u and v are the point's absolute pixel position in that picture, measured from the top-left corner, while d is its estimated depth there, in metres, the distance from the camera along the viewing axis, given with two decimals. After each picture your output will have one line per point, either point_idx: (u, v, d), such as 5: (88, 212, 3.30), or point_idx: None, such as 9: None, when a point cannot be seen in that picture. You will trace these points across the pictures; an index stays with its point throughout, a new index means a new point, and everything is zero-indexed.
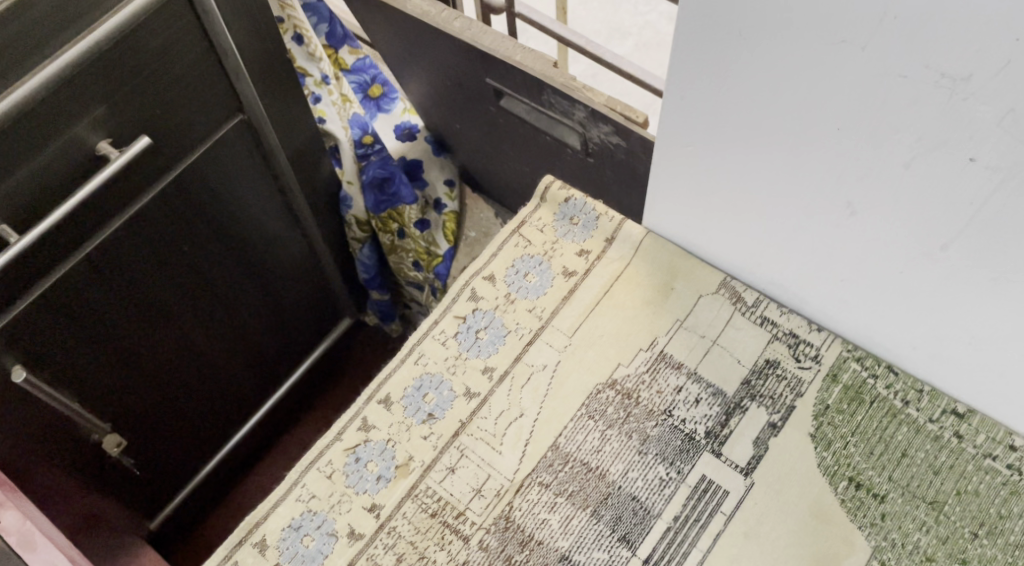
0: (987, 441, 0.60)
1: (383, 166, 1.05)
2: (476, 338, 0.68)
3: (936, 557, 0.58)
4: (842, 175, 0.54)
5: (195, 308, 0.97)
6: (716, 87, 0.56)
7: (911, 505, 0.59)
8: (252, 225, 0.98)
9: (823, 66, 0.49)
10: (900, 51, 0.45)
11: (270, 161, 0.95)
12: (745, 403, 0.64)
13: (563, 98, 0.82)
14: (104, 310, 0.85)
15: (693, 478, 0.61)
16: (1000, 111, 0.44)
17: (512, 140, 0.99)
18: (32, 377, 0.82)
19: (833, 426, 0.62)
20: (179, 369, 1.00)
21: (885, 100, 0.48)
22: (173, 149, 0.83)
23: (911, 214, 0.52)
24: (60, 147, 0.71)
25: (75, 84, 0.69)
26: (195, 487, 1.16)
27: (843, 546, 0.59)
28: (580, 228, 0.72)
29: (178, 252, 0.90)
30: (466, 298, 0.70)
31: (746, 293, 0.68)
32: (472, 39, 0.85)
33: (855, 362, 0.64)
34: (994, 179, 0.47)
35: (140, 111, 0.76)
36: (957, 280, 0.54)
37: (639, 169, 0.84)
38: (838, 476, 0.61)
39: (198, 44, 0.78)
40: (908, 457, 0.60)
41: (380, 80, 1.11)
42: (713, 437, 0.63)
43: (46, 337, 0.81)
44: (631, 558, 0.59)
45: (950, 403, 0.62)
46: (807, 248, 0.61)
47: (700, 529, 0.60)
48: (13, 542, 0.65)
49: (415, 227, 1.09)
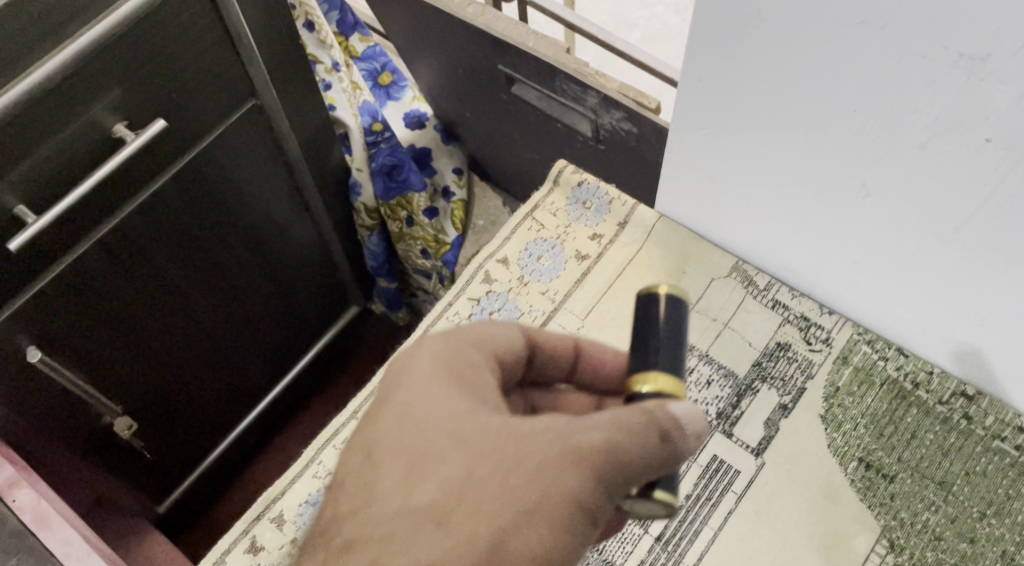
0: (996, 423, 0.61)
1: (393, 152, 1.06)
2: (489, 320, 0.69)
3: (945, 537, 0.58)
4: (857, 157, 0.55)
5: (207, 293, 0.97)
6: (732, 70, 0.56)
7: (920, 485, 0.60)
8: (264, 213, 0.99)
9: (841, 49, 0.50)
10: (916, 32, 0.46)
11: (282, 149, 0.96)
12: (756, 385, 0.65)
13: (575, 84, 0.83)
14: (118, 292, 0.86)
15: (704, 458, 0.63)
16: (1015, 90, 0.45)
17: (522, 127, 0.99)
18: (49, 358, 0.82)
19: (843, 407, 0.63)
20: (192, 354, 1.01)
21: (902, 81, 0.48)
22: (188, 133, 0.83)
23: (926, 196, 0.53)
24: (76, 131, 0.72)
25: (93, 67, 0.70)
26: (202, 471, 1.17)
27: (852, 525, 0.59)
28: (593, 212, 0.73)
29: (193, 238, 0.91)
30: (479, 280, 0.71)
31: (757, 277, 0.69)
32: (486, 26, 0.85)
33: (866, 345, 0.65)
34: (1009, 159, 0.48)
35: (156, 95, 0.77)
36: (969, 261, 0.54)
37: (649, 156, 0.85)
38: (848, 457, 0.62)
39: (213, 28, 0.78)
40: (918, 438, 0.61)
41: (390, 68, 1.11)
42: (724, 418, 0.64)
43: (61, 317, 0.82)
44: (643, 534, 0.61)
45: (960, 386, 0.63)
46: (819, 232, 0.62)
47: (712, 507, 0.61)
48: (28, 521, 0.66)
49: (424, 215, 1.11)
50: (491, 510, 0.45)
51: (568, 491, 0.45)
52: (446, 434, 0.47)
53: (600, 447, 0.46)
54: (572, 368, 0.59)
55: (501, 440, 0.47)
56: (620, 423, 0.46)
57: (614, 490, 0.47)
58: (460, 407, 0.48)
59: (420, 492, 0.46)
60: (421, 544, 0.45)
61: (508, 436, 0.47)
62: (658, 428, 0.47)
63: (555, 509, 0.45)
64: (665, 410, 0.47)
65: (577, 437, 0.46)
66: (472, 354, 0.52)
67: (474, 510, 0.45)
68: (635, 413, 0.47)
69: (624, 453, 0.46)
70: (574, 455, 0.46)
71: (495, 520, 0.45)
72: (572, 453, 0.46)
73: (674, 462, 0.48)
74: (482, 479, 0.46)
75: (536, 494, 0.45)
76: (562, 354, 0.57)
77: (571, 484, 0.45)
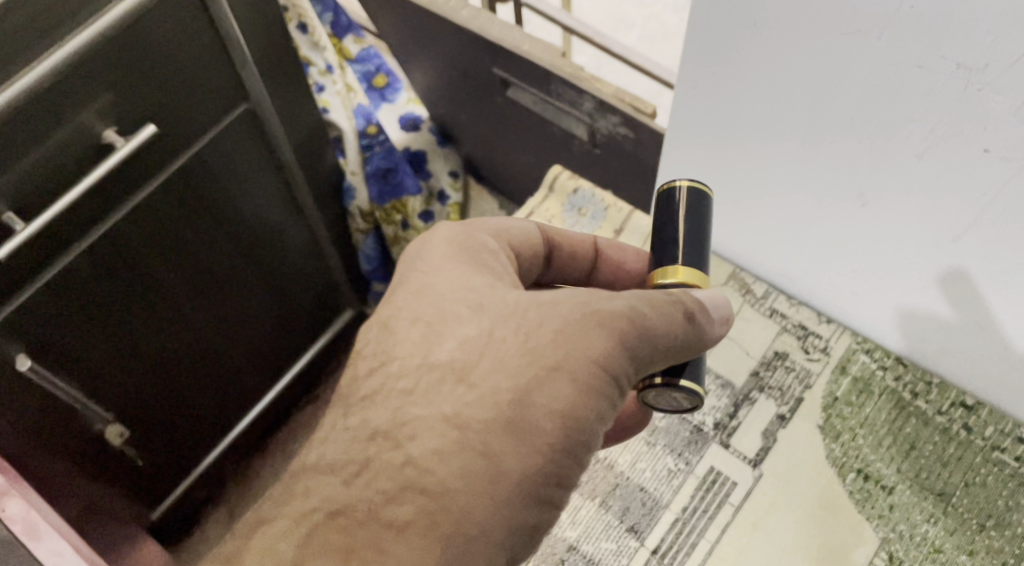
0: (996, 433, 0.61)
1: (387, 156, 1.10)
2: None
3: (944, 549, 0.58)
4: (855, 165, 0.54)
5: (200, 299, 0.96)
6: (729, 77, 0.56)
7: (919, 496, 0.59)
8: (259, 219, 0.98)
9: (839, 57, 0.49)
10: (913, 41, 0.46)
11: (277, 155, 0.95)
12: (754, 395, 0.65)
13: (571, 89, 0.82)
14: (109, 299, 0.85)
15: (701, 470, 0.63)
16: (1015, 101, 0.44)
17: (517, 130, 0.98)
18: (38, 366, 0.81)
19: (841, 417, 0.63)
20: (185, 361, 1.00)
21: (900, 91, 0.48)
22: (180, 138, 0.82)
23: (924, 206, 0.52)
24: (65, 137, 0.71)
25: (83, 72, 0.69)
26: (196, 477, 1.16)
27: (851, 537, 0.59)
28: (588, 219, 0.72)
29: (185, 244, 0.90)
30: None
31: (754, 285, 0.70)
32: (481, 29, 0.84)
33: (864, 354, 0.65)
34: (1007, 170, 0.47)
35: (147, 100, 0.76)
36: (968, 271, 0.54)
37: (645, 160, 0.84)
38: (846, 467, 0.61)
39: (205, 33, 0.77)
40: (917, 448, 0.61)
41: (385, 70, 1.12)
42: (721, 429, 0.64)
43: (51, 324, 0.80)
44: (639, 547, 0.60)
45: (959, 396, 0.62)
46: (817, 239, 0.62)
47: (709, 520, 0.61)
48: (18, 530, 0.65)
49: (420, 218, 1.15)
50: (515, 365, 0.50)
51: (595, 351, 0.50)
52: (468, 303, 0.54)
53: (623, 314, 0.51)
54: (592, 268, 0.65)
55: (523, 307, 0.52)
56: (644, 299, 0.52)
57: (637, 354, 0.51)
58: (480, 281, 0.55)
59: (442, 349, 0.52)
60: (448, 394, 0.50)
61: (533, 304, 0.52)
62: (683, 306, 0.52)
63: (579, 364, 0.49)
64: (690, 295, 0.54)
65: (600, 304, 0.51)
66: (487, 240, 0.58)
67: (495, 363, 0.50)
68: (660, 296, 0.53)
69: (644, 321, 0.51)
70: (598, 317, 0.51)
71: (520, 375, 0.50)
72: (597, 319, 0.50)
73: (695, 342, 0.53)
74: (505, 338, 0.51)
75: (559, 352, 0.50)
76: (580, 252, 0.63)
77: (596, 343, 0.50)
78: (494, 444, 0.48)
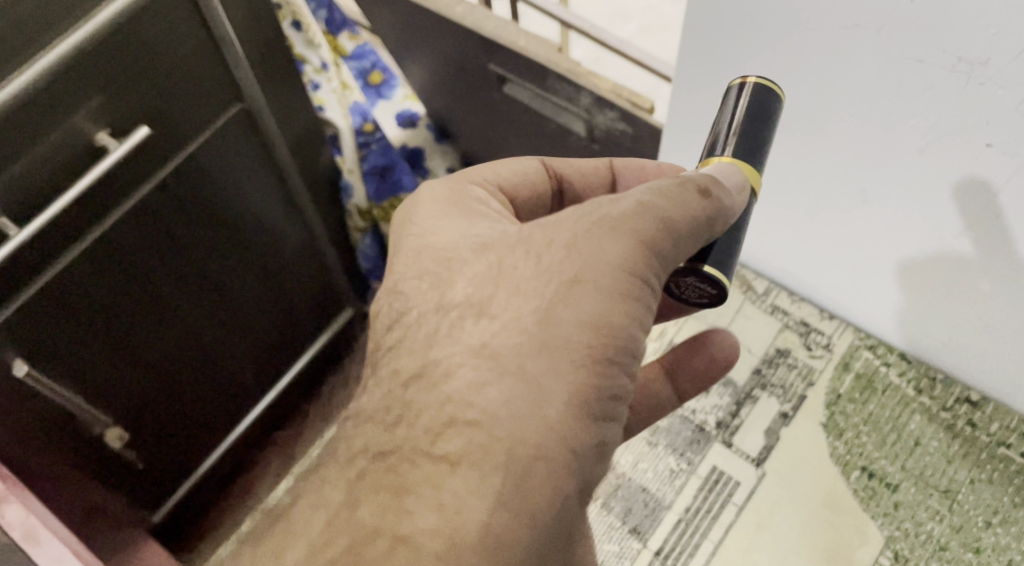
0: (1000, 429, 0.62)
1: (384, 153, 1.11)
2: None
3: (949, 547, 0.59)
4: (855, 162, 0.54)
5: (199, 300, 0.96)
6: (729, 71, 0.55)
7: (924, 494, 0.61)
8: (256, 219, 0.97)
9: (839, 52, 0.49)
10: (914, 35, 0.45)
11: (272, 153, 0.94)
12: (756, 392, 0.67)
13: (568, 84, 0.81)
14: (104, 302, 0.84)
15: (703, 469, 0.66)
16: (1016, 95, 0.44)
17: (516, 127, 0.98)
18: (34, 370, 0.81)
19: (845, 415, 0.65)
20: (183, 365, 0.99)
21: (901, 86, 0.48)
22: (173, 140, 0.81)
23: (925, 202, 0.52)
24: (57, 140, 0.70)
25: (73, 75, 0.68)
26: (198, 478, 1.15)
27: (855, 536, 0.61)
28: None
29: (182, 245, 0.89)
30: None
31: (756, 282, 0.71)
32: (476, 25, 0.83)
33: (867, 350, 0.66)
34: (1011, 165, 0.47)
35: (140, 102, 0.75)
36: (971, 268, 0.54)
37: (645, 155, 0.83)
38: (850, 465, 0.63)
39: (196, 32, 0.76)
40: (921, 445, 0.62)
41: (380, 67, 1.11)
42: (723, 427, 0.67)
43: (48, 329, 0.80)
44: (642, 549, 0.64)
45: (963, 391, 0.63)
46: (818, 236, 0.62)
47: (712, 520, 0.64)
48: (16, 537, 0.64)
49: None
50: (533, 287, 0.50)
51: (612, 256, 0.48)
52: (471, 244, 0.54)
53: (637, 214, 0.49)
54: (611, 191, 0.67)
55: (529, 234, 0.52)
56: (653, 190, 0.50)
57: (664, 257, 0.49)
58: (480, 228, 0.55)
59: (456, 289, 0.52)
60: (476, 330, 0.50)
61: (548, 226, 0.52)
62: (700, 180, 0.50)
63: (597, 272, 0.48)
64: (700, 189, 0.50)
65: (608, 212, 0.49)
66: (477, 190, 0.59)
67: (515, 289, 0.50)
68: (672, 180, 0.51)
69: (666, 215, 0.49)
70: (609, 226, 0.49)
71: (540, 294, 0.49)
72: (608, 223, 0.49)
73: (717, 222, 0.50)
74: (516, 266, 0.51)
75: (574, 265, 0.49)
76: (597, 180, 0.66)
77: (609, 247, 0.49)
78: (534, 370, 0.48)
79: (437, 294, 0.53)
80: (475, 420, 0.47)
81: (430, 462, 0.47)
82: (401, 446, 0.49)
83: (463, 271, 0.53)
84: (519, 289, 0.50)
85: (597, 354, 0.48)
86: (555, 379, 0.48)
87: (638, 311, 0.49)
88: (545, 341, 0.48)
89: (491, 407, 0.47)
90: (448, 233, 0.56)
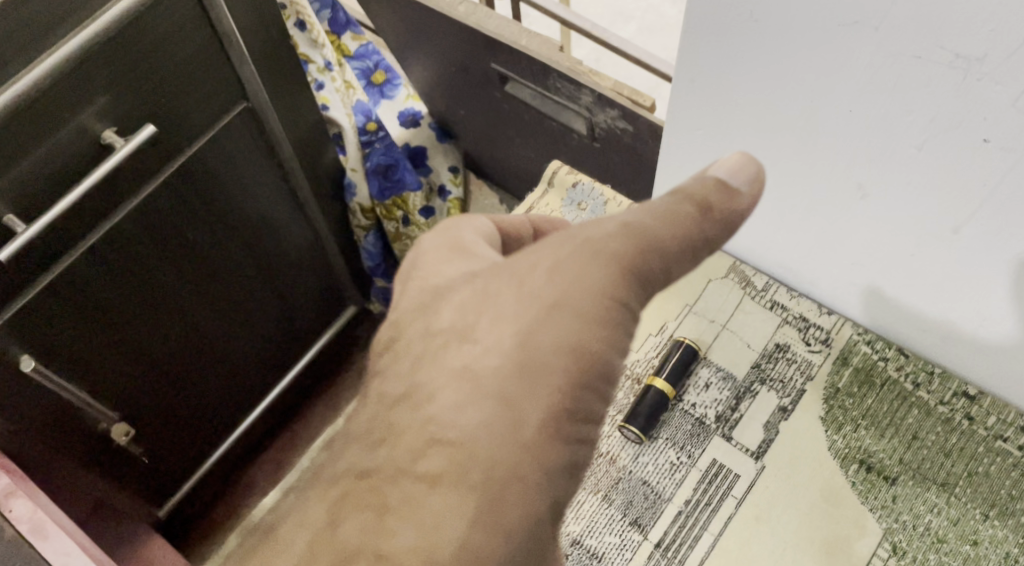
0: (998, 423, 0.61)
1: (387, 152, 1.09)
2: None
3: (947, 539, 0.58)
4: (853, 158, 0.55)
5: (203, 297, 0.96)
6: (729, 69, 0.56)
7: (922, 487, 0.60)
8: (260, 216, 0.98)
9: (838, 49, 0.49)
10: (911, 31, 0.46)
11: (277, 152, 0.95)
12: (755, 387, 0.65)
13: (569, 82, 0.82)
14: (110, 299, 0.85)
15: (704, 463, 0.63)
16: (1013, 89, 0.44)
17: (517, 125, 0.98)
18: (41, 366, 0.81)
19: (843, 409, 0.63)
20: (188, 362, 1.00)
21: (899, 82, 0.48)
22: (178, 138, 0.82)
23: (923, 196, 0.53)
24: (65, 138, 0.71)
25: (81, 73, 0.69)
26: (202, 474, 1.16)
27: (854, 529, 0.60)
28: (588, 213, 0.73)
29: (186, 242, 0.90)
30: None
31: (754, 277, 0.70)
32: (478, 24, 0.84)
33: (866, 345, 0.65)
34: (1007, 160, 0.47)
35: (146, 101, 0.76)
36: (968, 259, 0.54)
37: (645, 154, 0.84)
38: (848, 459, 0.62)
39: (202, 30, 0.77)
40: (919, 439, 0.61)
41: (383, 66, 1.11)
42: (723, 421, 0.64)
43: (54, 325, 0.81)
44: (642, 541, 0.60)
45: (961, 385, 0.62)
46: (816, 231, 0.62)
47: (712, 513, 0.61)
48: (24, 531, 0.65)
49: (420, 214, 1.15)
50: (514, 312, 0.45)
51: (594, 281, 0.43)
52: (462, 274, 0.49)
53: (619, 236, 0.44)
54: None
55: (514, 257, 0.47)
56: (639, 208, 0.44)
57: (648, 280, 0.44)
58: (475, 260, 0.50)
59: (442, 316, 0.47)
60: (458, 354, 0.45)
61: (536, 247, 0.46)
62: (692, 199, 0.44)
63: (580, 296, 0.43)
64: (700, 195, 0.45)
65: (591, 231, 0.44)
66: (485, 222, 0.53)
67: (497, 315, 0.45)
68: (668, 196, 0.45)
69: (650, 233, 0.43)
70: (591, 244, 0.44)
71: (520, 319, 0.44)
72: (590, 245, 0.44)
73: (709, 240, 0.44)
74: (498, 290, 0.46)
75: (556, 289, 0.44)
76: None
77: (592, 272, 0.43)
78: (511, 392, 0.43)
79: (423, 321, 0.48)
80: (455, 439, 0.43)
81: (411, 482, 0.43)
82: (384, 466, 0.44)
83: (449, 296, 0.48)
84: (499, 315, 0.45)
85: (570, 383, 0.43)
86: (527, 405, 0.43)
87: (619, 336, 0.44)
88: (524, 366, 0.43)
89: (469, 430, 0.43)
90: (441, 261, 0.50)
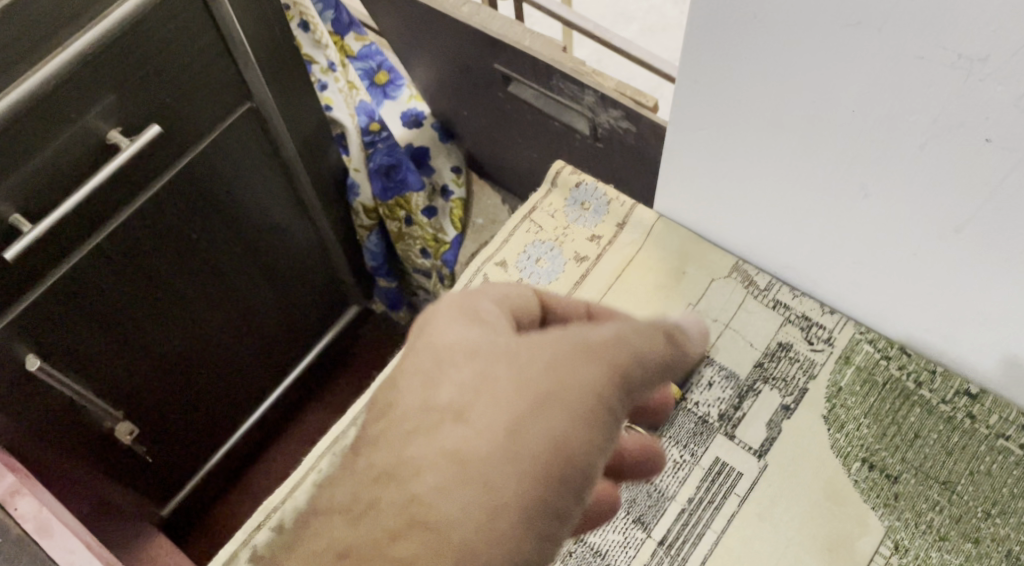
0: (1000, 421, 0.61)
1: (389, 152, 1.06)
2: (535, 265, 0.72)
3: (949, 537, 0.59)
4: (856, 158, 0.55)
5: (207, 296, 0.97)
6: (732, 70, 0.56)
7: (924, 485, 0.60)
8: (263, 216, 0.98)
9: (842, 50, 0.50)
10: (914, 32, 0.46)
11: (280, 152, 0.95)
12: (758, 386, 0.65)
13: (572, 83, 0.82)
14: (114, 298, 0.85)
15: (707, 461, 0.63)
16: (1015, 90, 0.45)
17: (520, 126, 0.99)
18: (47, 365, 0.82)
19: (845, 408, 0.64)
20: (192, 361, 1.01)
21: (901, 82, 0.49)
22: (183, 139, 0.82)
23: (925, 196, 0.53)
24: (70, 138, 0.71)
25: (86, 74, 0.69)
26: (205, 473, 1.17)
27: (856, 526, 0.60)
28: (591, 213, 0.74)
29: (191, 241, 0.90)
30: (527, 228, 0.74)
31: (758, 277, 0.69)
32: (481, 25, 0.85)
33: (868, 344, 0.66)
34: (1010, 160, 0.48)
35: (150, 102, 0.76)
36: (970, 258, 0.54)
37: (648, 154, 0.85)
38: (850, 457, 0.62)
39: (207, 31, 0.77)
40: (921, 437, 0.62)
41: (386, 67, 1.10)
42: (726, 420, 0.64)
43: (59, 324, 0.81)
44: (646, 539, 0.61)
45: (963, 384, 0.63)
46: (819, 231, 0.62)
47: (715, 510, 0.61)
48: (30, 529, 0.65)
49: (422, 214, 1.10)
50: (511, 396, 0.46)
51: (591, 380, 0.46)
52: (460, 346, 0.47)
53: (608, 348, 0.47)
54: None
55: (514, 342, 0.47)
56: (629, 325, 0.48)
57: (631, 390, 0.47)
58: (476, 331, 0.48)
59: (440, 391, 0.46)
60: (448, 437, 0.45)
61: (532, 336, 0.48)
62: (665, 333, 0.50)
63: (578, 398, 0.46)
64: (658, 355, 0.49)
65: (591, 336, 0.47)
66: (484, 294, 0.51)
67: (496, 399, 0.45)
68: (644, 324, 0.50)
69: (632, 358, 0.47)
70: (584, 347, 0.47)
71: (514, 411, 0.45)
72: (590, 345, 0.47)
73: (669, 365, 0.49)
74: (501, 376, 0.46)
75: (552, 380, 0.46)
76: None
77: (588, 373, 0.46)
78: (499, 482, 0.44)
79: (421, 389, 0.47)
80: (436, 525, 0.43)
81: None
82: (387, 476, 0.44)
83: (449, 368, 0.47)
84: (497, 399, 0.46)
85: (550, 477, 0.45)
86: (514, 485, 0.44)
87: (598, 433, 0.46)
88: (515, 456, 0.44)
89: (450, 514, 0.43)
90: (448, 321, 0.49)
